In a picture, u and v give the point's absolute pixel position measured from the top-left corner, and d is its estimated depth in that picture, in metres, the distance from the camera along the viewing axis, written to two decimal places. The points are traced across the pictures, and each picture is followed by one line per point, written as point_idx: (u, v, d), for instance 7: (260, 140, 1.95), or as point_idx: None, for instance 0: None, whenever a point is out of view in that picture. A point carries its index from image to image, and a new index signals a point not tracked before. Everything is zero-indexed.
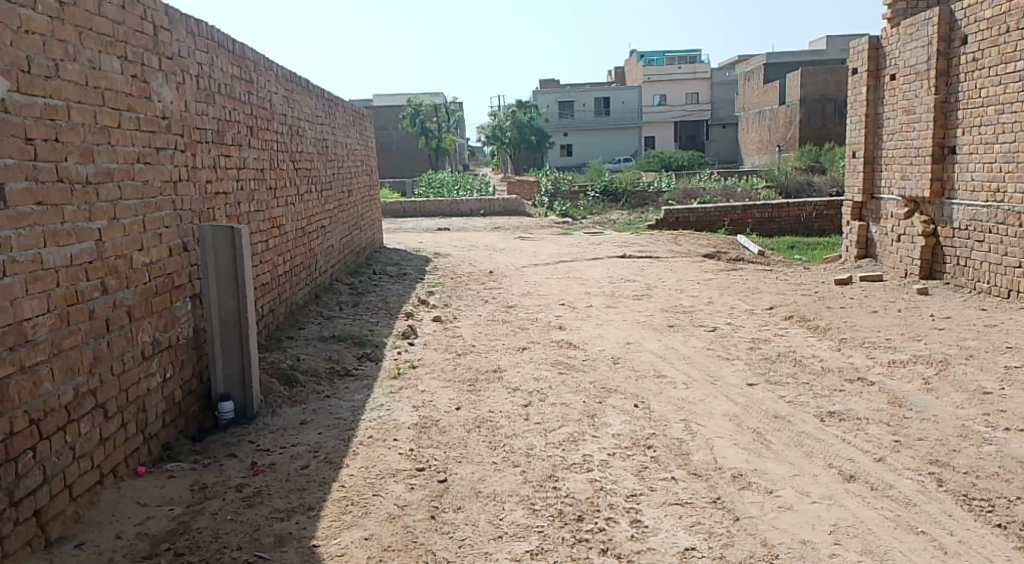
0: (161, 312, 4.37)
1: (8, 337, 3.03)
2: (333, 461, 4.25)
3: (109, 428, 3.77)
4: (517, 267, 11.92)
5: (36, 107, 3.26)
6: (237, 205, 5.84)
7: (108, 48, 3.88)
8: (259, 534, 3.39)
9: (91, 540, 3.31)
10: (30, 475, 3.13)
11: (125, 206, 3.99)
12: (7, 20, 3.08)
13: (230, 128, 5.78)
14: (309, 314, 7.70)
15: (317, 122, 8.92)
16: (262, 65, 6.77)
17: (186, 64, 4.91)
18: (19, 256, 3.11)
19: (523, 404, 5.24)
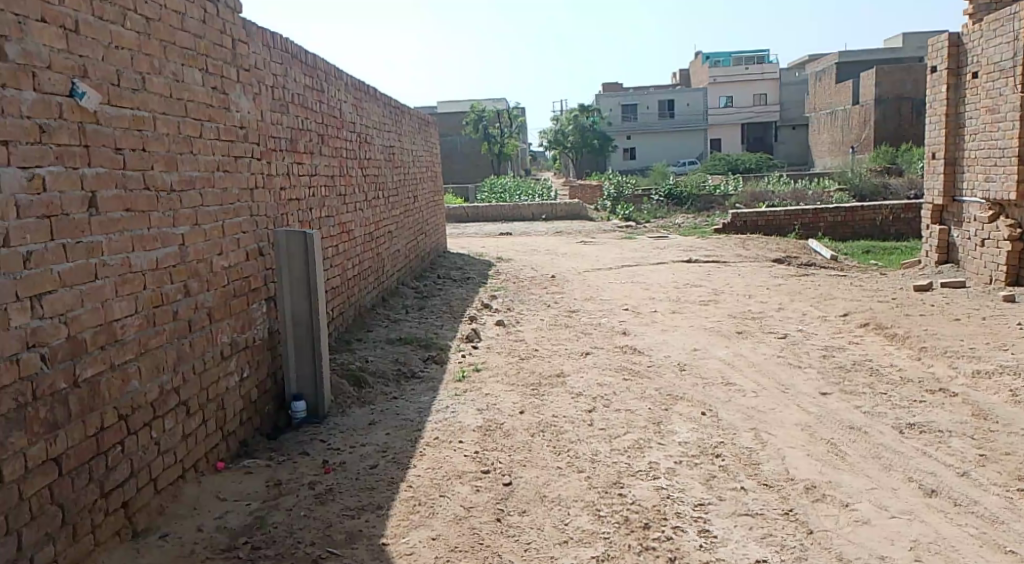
0: (238, 313, 4.54)
1: (98, 336, 3.21)
2: (401, 461, 4.33)
3: (191, 424, 3.95)
4: (580, 272, 11.88)
5: (125, 119, 3.44)
6: (309, 211, 6.02)
7: (190, 62, 4.07)
8: (331, 530, 3.48)
9: (174, 532, 3.47)
10: (119, 468, 3.31)
11: (206, 213, 4.17)
12: (99, 37, 3.26)
13: (303, 137, 5.97)
14: (376, 317, 7.87)
15: (384, 129, 9.12)
16: (332, 75, 6.97)
17: (262, 75, 5.09)
18: (109, 260, 3.29)
19: (587, 410, 5.23)
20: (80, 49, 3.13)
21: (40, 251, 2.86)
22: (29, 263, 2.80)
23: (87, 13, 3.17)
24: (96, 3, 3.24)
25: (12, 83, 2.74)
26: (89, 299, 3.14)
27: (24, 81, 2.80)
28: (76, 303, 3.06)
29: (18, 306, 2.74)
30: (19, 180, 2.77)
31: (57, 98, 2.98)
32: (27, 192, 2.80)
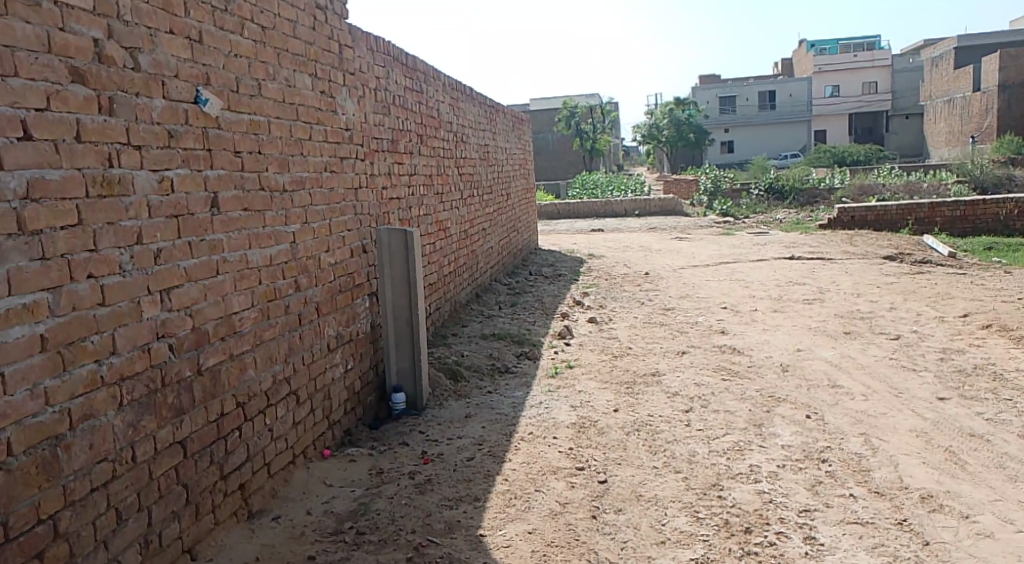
0: (343, 308, 4.74)
1: (219, 328, 3.43)
2: (497, 455, 4.40)
3: (300, 413, 4.16)
4: (675, 269, 11.64)
5: (243, 123, 3.65)
6: (408, 210, 6.20)
7: (301, 67, 4.27)
8: (431, 519, 3.59)
9: (285, 514, 3.67)
10: (237, 452, 3.54)
11: (315, 212, 4.37)
12: (220, 46, 3.47)
13: (403, 137, 6.14)
14: (470, 313, 8.01)
15: (479, 128, 9.25)
16: (431, 76, 7.14)
17: (365, 79, 5.27)
18: (229, 257, 3.51)
19: (684, 410, 5.13)
20: (203, 58, 3.35)
21: (169, 249, 3.09)
22: (158, 259, 3.02)
23: (209, 24, 3.39)
24: (217, 15, 3.45)
25: (144, 91, 2.96)
26: (211, 293, 3.36)
27: (154, 89, 3.02)
28: (199, 297, 3.28)
29: (150, 299, 2.97)
30: (150, 182, 2.99)
31: (183, 104, 3.20)
32: (157, 194, 3.02)
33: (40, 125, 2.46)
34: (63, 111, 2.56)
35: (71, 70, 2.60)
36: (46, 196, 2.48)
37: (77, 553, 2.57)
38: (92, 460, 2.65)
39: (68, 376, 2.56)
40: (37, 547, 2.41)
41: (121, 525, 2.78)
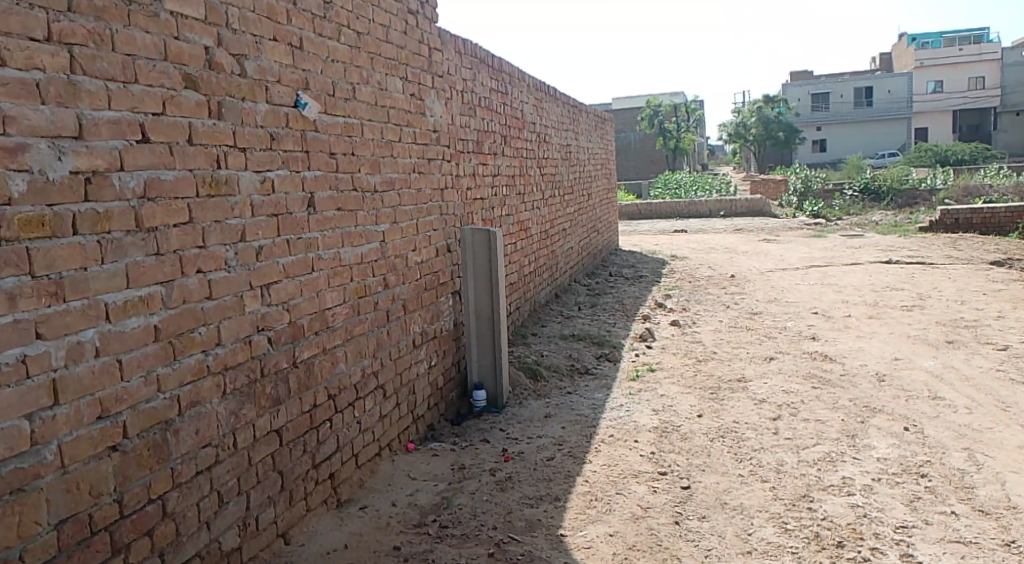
0: (428, 305, 4.84)
1: (313, 323, 3.57)
2: (577, 455, 4.40)
3: (387, 407, 4.28)
4: (762, 272, 11.30)
5: (338, 126, 3.79)
6: (491, 209, 6.27)
7: (393, 71, 4.39)
8: (512, 516, 3.63)
9: (371, 505, 3.80)
10: (327, 443, 3.68)
11: (403, 211, 4.48)
12: (318, 52, 3.62)
13: (488, 138, 6.22)
14: (550, 313, 8.03)
15: (562, 128, 9.26)
16: (516, 77, 7.20)
17: (453, 81, 5.37)
18: (324, 254, 3.65)
19: (771, 418, 4.98)
20: (303, 63, 3.49)
21: (270, 246, 3.24)
22: (260, 256, 3.18)
23: (309, 31, 3.53)
24: (317, 22, 3.59)
25: (249, 96, 3.12)
26: (307, 289, 3.51)
27: (258, 94, 3.18)
28: (296, 292, 3.43)
29: (251, 294, 3.13)
30: (254, 182, 3.14)
31: (284, 108, 3.35)
32: (260, 194, 3.18)
33: (156, 128, 2.63)
34: (177, 115, 2.73)
35: (184, 76, 2.76)
36: (162, 195, 2.65)
37: (182, 532, 2.74)
38: (197, 445, 2.82)
39: (178, 364, 2.73)
40: (147, 525, 2.58)
41: (222, 507, 2.95)
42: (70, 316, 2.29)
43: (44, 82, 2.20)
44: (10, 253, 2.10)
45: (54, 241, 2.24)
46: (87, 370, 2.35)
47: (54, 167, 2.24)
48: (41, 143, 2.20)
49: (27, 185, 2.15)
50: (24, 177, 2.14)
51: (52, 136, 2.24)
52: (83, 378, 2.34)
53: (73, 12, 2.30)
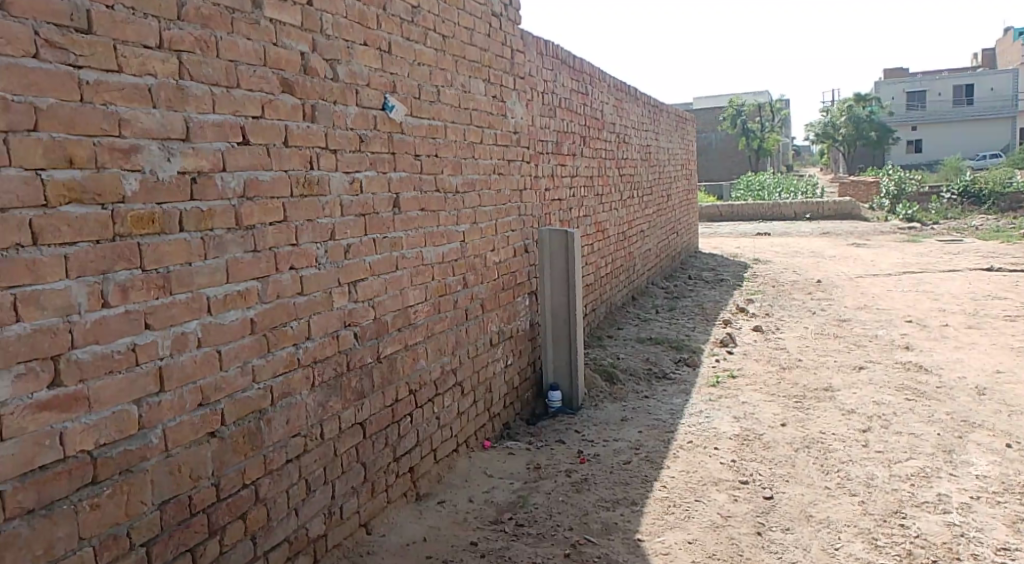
0: (506, 304, 4.88)
1: (396, 319, 3.66)
2: (655, 460, 4.34)
3: (464, 404, 4.34)
4: (850, 277, 10.84)
5: (423, 128, 3.87)
6: (569, 210, 6.27)
7: (476, 73, 4.45)
8: (588, 519, 3.62)
9: (449, 500, 3.86)
10: (408, 437, 3.77)
11: (482, 212, 4.54)
12: (406, 55, 3.71)
13: (567, 139, 6.22)
14: (627, 315, 7.95)
15: (641, 128, 9.15)
16: (596, 78, 7.17)
17: (534, 82, 5.40)
18: (407, 254, 3.74)
19: (861, 429, 4.78)
20: (391, 67, 3.59)
21: (357, 244, 3.35)
22: (348, 254, 3.29)
23: (397, 35, 3.63)
24: (404, 26, 3.68)
25: (341, 99, 3.23)
26: (391, 286, 3.61)
27: (349, 97, 3.29)
28: (381, 290, 3.53)
29: (339, 291, 3.24)
30: (343, 183, 3.25)
31: (372, 111, 3.45)
32: (349, 194, 3.29)
33: (255, 131, 2.76)
34: (275, 118, 2.85)
35: (282, 81, 2.89)
36: (259, 195, 2.77)
37: (273, 517, 2.86)
38: (287, 434, 2.95)
39: (271, 356, 2.86)
40: (241, 509, 2.72)
41: (309, 495, 3.06)
42: (176, 308, 2.43)
43: (155, 87, 2.34)
44: (123, 248, 2.24)
45: (163, 237, 2.38)
46: (190, 360, 2.49)
47: (163, 167, 2.38)
48: (153, 145, 2.34)
49: (139, 184, 2.30)
50: (136, 177, 2.29)
51: (162, 138, 2.37)
52: (185, 367, 2.48)
53: (182, 20, 2.44)
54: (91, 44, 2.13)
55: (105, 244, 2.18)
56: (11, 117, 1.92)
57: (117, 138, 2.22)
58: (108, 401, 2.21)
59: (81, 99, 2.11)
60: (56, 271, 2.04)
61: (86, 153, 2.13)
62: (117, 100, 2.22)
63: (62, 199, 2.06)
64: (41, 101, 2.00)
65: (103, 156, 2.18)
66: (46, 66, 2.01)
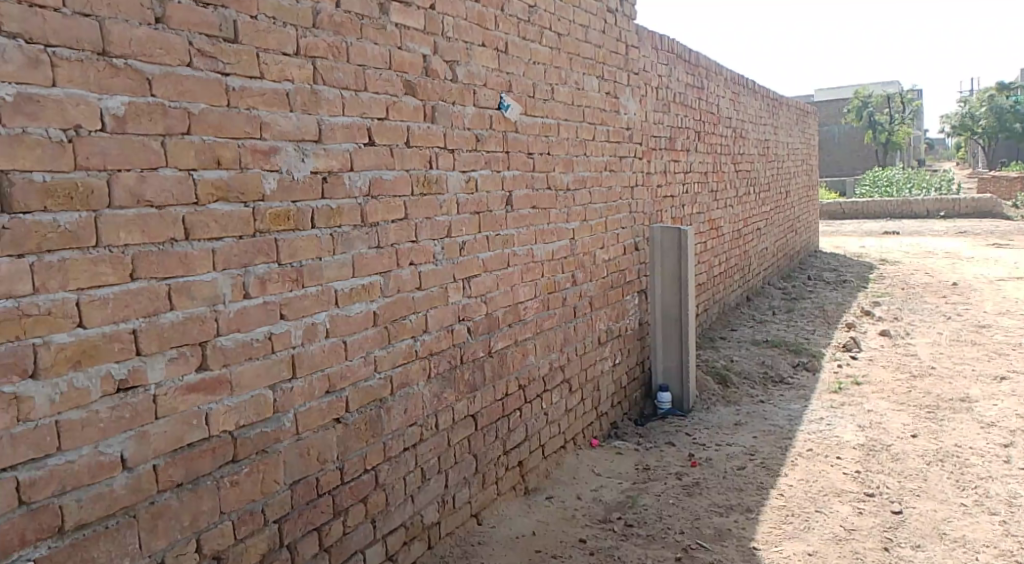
0: (615, 302, 4.84)
1: (507, 315, 3.72)
2: (771, 467, 4.18)
3: (572, 401, 4.35)
4: (992, 280, 9.98)
5: (536, 126, 3.91)
6: (682, 208, 6.13)
7: (590, 70, 4.44)
8: (700, 523, 3.54)
9: (557, 495, 3.89)
10: (517, 431, 3.82)
11: (593, 209, 4.52)
12: (522, 55, 3.75)
13: (681, 135, 6.08)
14: (741, 316, 7.69)
15: (759, 122, 8.81)
16: (712, 71, 6.96)
17: (648, 78, 5.31)
18: (519, 251, 3.78)
19: (1003, 444, 4.41)
20: (508, 66, 3.64)
21: (471, 241, 3.42)
22: (463, 251, 3.37)
23: (514, 35, 3.68)
24: (521, 25, 3.72)
25: (459, 99, 3.31)
26: (503, 283, 3.67)
27: (467, 97, 3.36)
28: (493, 286, 3.59)
29: (454, 286, 3.32)
30: (460, 182, 3.33)
31: (489, 111, 3.51)
32: (465, 192, 3.37)
33: (380, 132, 2.88)
34: (398, 119, 2.97)
35: (405, 83, 2.99)
36: (383, 194, 2.90)
37: (391, 502, 2.99)
38: (405, 423, 3.06)
39: (392, 347, 2.98)
40: (363, 493, 2.85)
41: (424, 483, 3.17)
42: (307, 300, 2.58)
43: (292, 92, 2.49)
44: (262, 243, 2.40)
45: (297, 233, 2.53)
46: (319, 349, 2.64)
47: (298, 167, 2.53)
48: (289, 146, 2.49)
49: (277, 183, 2.45)
50: (274, 177, 2.44)
51: (298, 140, 2.52)
52: (315, 355, 2.63)
53: (317, 28, 2.58)
54: (238, 53, 2.29)
55: (247, 240, 2.35)
56: (169, 121, 2.10)
57: (258, 140, 2.38)
58: (247, 385, 2.38)
59: (228, 104, 2.27)
60: (204, 264, 2.22)
61: (231, 155, 2.29)
62: (258, 105, 2.38)
63: (210, 198, 2.23)
64: (194, 106, 2.17)
65: (246, 157, 2.34)
66: (198, 74, 2.18)
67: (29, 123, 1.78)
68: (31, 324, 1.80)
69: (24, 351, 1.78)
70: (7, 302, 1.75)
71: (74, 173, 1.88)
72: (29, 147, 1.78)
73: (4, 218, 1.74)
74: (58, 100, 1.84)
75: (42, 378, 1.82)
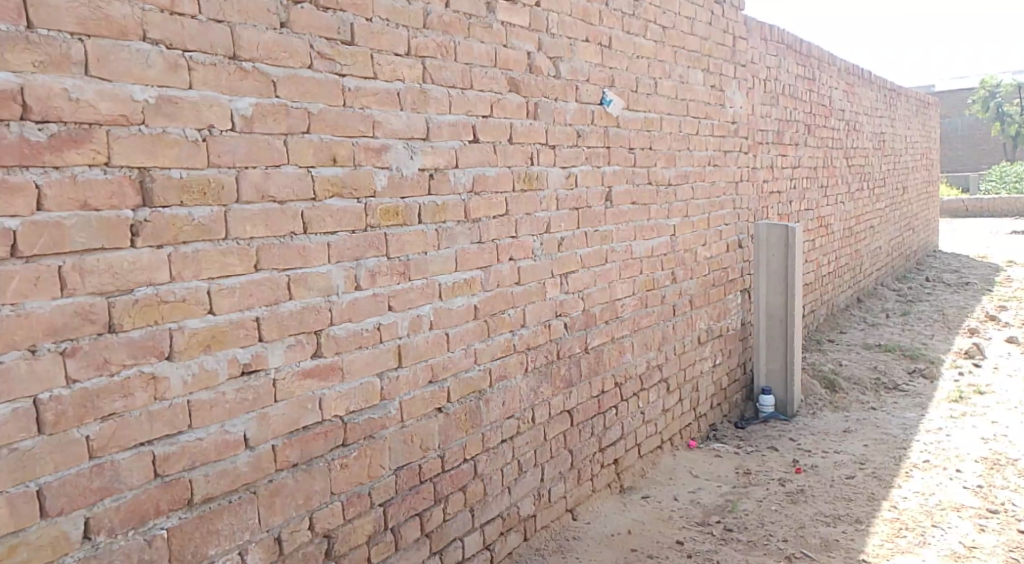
0: (716, 301, 4.72)
1: (605, 311, 3.71)
2: (883, 478, 3.97)
3: (670, 401, 4.28)
4: None
5: (639, 121, 3.86)
6: (789, 204, 5.90)
7: (695, 63, 4.34)
8: (805, 532, 3.42)
9: (653, 495, 3.85)
10: (614, 429, 3.80)
11: (695, 205, 4.42)
12: (625, 49, 3.72)
13: (789, 128, 5.85)
14: (851, 319, 7.32)
15: (875, 114, 8.34)
16: (824, 61, 6.65)
17: (756, 70, 5.14)
18: (617, 247, 3.76)
19: None
20: (611, 61, 3.62)
21: (570, 237, 3.43)
22: (562, 246, 3.38)
23: (618, 29, 3.65)
24: (625, 19, 3.69)
25: (562, 95, 3.32)
26: (600, 279, 3.65)
27: (570, 93, 3.37)
28: (590, 282, 3.59)
29: (552, 281, 3.34)
30: (560, 178, 3.34)
31: (591, 106, 3.50)
32: (565, 188, 3.38)
33: (485, 129, 2.93)
34: (502, 117, 3.01)
35: (509, 80, 3.03)
36: (486, 190, 2.95)
37: (488, 492, 3.05)
38: (503, 415, 3.11)
39: (491, 341, 3.03)
40: (462, 482, 2.92)
41: (521, 475, 3.22)
42: (413, 293, 2.67)
43: (403, 91, 2.58)
44: (373, 237, 2.50)
45: (404, 228, 2.62)
46: (423, 340, 2.72)
47: (407, 164, 2.61)
48: (399, 144, 2.58)
49: (387, 180, 2.54)
50: (385, 173, 2.53)
51: (407, 138, 2.61)
52: (419, 346, 2.71)
53: (427, 28, 2.65)
54: (353, 55, 2.39)
55: (359, 234, 2.45)
56: (291, 121, 2.22)
57: (371, 138, 2.48)
58: (356, 373, 2.48)
59: (344, 104, 2.38)
60: (320, 256, 2.33)
61: (346, 153, 2.39)
62: (371, 105, 2.47)
63: (327, 194, 2.34)
64: (314, 106, 2.28)
65: (360, 154, 2.44)
66: (318, 76, 2.29)
67: (168, 123, 1.91)
68: (168, 310, 1.93)
69: (162, 335, 1.92)
70: (147, 289, 1.89)
71: (207, 170, 2.01)
72: (168, 146, 1.92)
73: (146, 212, 1.88)
74: (194, 102, 1.97)
75: (176, 360, 1.97)
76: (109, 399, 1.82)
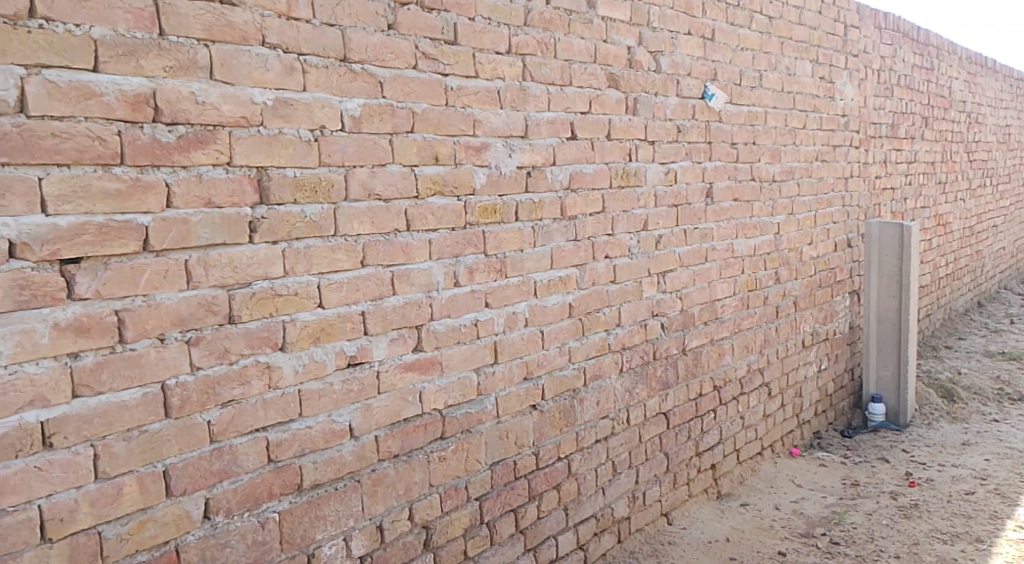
0: (822, 303, 4.50)
1: (704, 312, 3.61)
2: (1008, 495, 3.68)
3: (771, 406, 4.13)
4: None
5: (742, 115, 3.73)
6: (903, 201, 5.56)
7: (803, 54, 4.16)
8: (920, 549, 3.21)
9: (753, 503, 3.72)
10: (711, 433, 3.70)
11: (801, 202, 4.24)
12: (729, 41, 3.61)
13: (905, 121, 5.51)
14: (969, 325, 6.83)
15: (1001, 105, 7.74)
16: (944, 48, 6.23)
17: (869, 59, 4.87)
18: (718, 245, 3.65)
19: None
20: (714, 54, 3.52)
21: (668, 235, 3.35)
22: (660, 244, 3.32)
23: (721, 21, 3.54)
24: (729, 11, 3.58)
25: (662, 90, 3.25)
26: (699, 278, 3.55)
27: (670, 88, 3.29)
28: (689, 281, 3.50)
29: (649, 280, 3.28)
30: (659, 174, 3.28)
31: (692, 101, 3.42)
32: (664, 184, 3.31)
33: (583, 126, 2.91)
34: (601, 113, 2.98)
35: (609, 76, 2.99)
36: (583, 187, 2.93)
37: (583, 492, 3.03)
38: (598, 415, 3.08)
39: (586, 339, 3.01)
40: (556, 480, 2.91)
41: (615, 476, 3.18)
42: (509, 290, 2.68)
43: (503, 89, 2.59)
44: (471, 235, 2.53)
45: (502, 225, 2.63)
46: (519, 336, 2.73)
47: (506, 162, 2.62)
48: (498, 142, 2.59)
49: (486, 178, 2.56)
50: (484, 172, 2.56)
51: (506, 136, 2.62)
52: (516, 343, 2.72)
53: (528, 26, 2.65)
54: (456, 54, 2.42)
55: (458, 232, 2.48)
56: (396, 121, 2.27)
57: (472, 137, 2.50)
58: (455, 368, 2.52)
59: (446, 103, 2.41)
60: (422, 253, 2.38)
61: (447, 151, 2.43)
62: (472, 103, 2.50)
63: (429, 192, 2.38)
64: (417, 106, 2.33)
65: (461, 153, 2.47)
66: (421, 76, 2.33)
67: (284, 124, 2.00)
68: (281, 303, 2.02)
69: (276, 327, 2.01)
70: (263, 283, 1.98)
71: (319, 168, 2.09)
72: (284, 146, 2.00)
73: (263, 209, 1.97)
74: (307, 103, 2.05)
75: (289, 351, 2.05)
76: (228, 386, 1.92)
